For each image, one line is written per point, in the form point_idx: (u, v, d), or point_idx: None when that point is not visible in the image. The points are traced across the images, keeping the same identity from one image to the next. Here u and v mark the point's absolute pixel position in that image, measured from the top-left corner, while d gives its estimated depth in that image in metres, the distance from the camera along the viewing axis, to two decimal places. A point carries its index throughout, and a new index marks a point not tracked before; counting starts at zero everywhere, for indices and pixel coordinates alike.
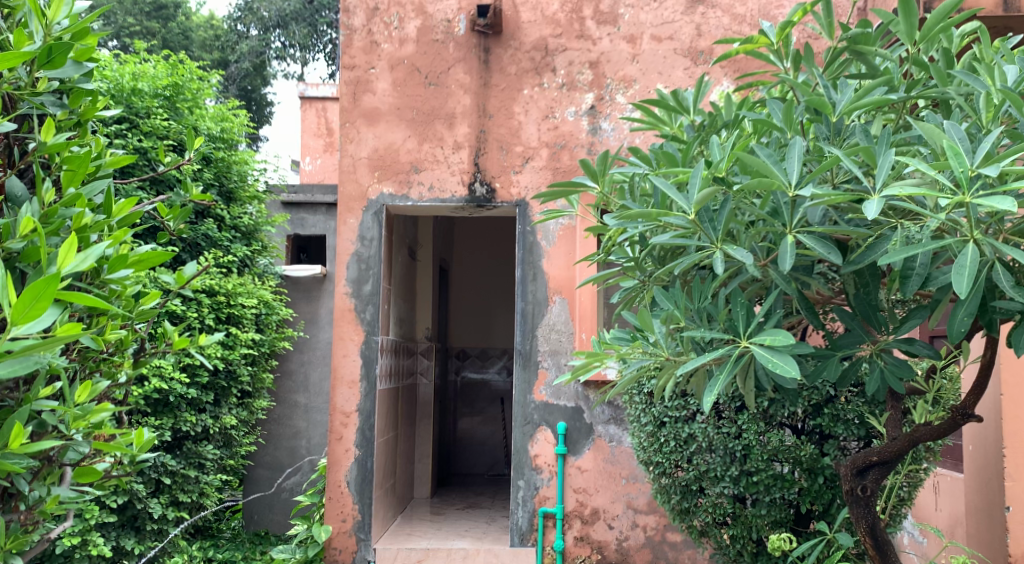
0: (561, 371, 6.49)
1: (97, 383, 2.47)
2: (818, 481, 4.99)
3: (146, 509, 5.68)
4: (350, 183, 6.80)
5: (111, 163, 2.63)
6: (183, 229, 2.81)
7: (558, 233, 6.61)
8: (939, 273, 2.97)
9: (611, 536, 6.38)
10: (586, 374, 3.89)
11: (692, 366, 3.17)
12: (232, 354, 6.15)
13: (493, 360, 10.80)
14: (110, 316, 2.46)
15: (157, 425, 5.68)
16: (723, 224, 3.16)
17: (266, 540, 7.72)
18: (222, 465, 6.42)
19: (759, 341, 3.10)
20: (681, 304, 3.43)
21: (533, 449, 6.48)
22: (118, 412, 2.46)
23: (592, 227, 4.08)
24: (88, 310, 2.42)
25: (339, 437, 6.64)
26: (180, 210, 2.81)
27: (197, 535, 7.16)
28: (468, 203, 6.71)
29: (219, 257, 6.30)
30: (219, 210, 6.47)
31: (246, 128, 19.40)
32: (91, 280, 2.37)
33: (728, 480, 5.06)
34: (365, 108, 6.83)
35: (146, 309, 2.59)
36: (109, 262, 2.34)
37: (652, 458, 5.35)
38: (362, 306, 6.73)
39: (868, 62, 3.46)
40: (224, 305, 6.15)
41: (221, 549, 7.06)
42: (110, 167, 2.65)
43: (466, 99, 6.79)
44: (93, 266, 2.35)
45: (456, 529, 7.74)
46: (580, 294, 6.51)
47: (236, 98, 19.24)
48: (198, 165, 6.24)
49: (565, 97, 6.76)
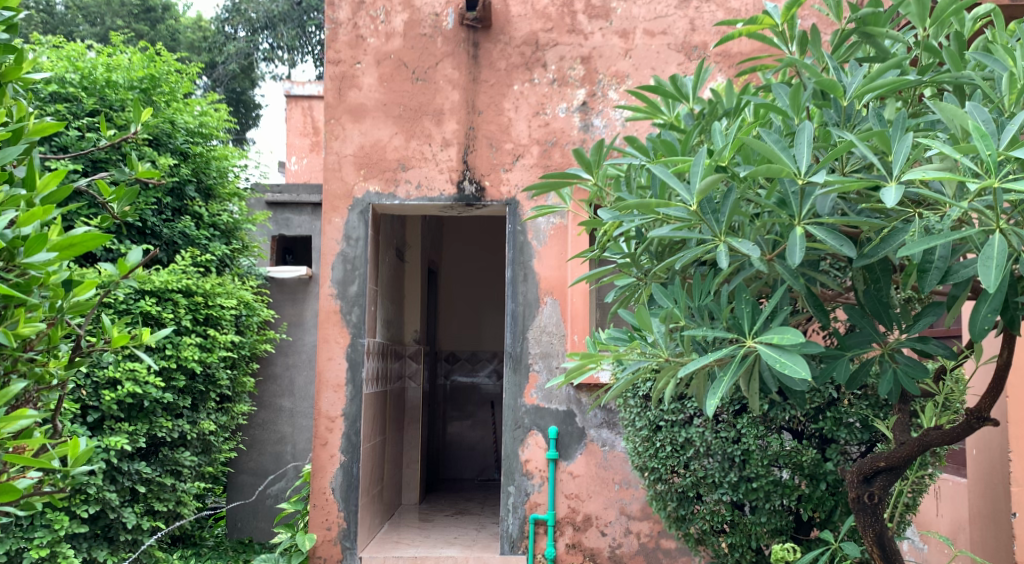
0: (553, 374, 6.27)
1: (15, 386, 2.18)
2: (821, 487, 4.78)
3: (119, 519, 5.44)
4: (335, 180, 6.58)
5: (37, 131, 2.37)
6: (127, 212, 2.61)
7: (549, 232, 6.39)
8: (961, 268, 2.78)
9: (604, 544, 6.17)
10: (580, 375, 3.66)
11: (693, 366, 2.98)
12: (210, 356, 5.86)
13: (483, 363, 10.60)
14: (27, 309, 2.24)
15: (130, 431, 5.42)
16: (726, 215, 2.96)
17: (250, 548, 7.48)
18: (200, 473, 6.18)
19: (764, 339, 2.90)
20: (681, 302, 3.25)
21: (524, 455, 6.27)
22: (37, 420, 2.13)
23: (586, 222, 3.88)
24: (4, 301, 2.18)
25: (323, 442, 6.40)
26: (124, 190, 2.60)
27: (180, 542, 6.93)
28: (457, 202, 6.50)
29: (197, 256, 6.02)
30: (197, 206, 6.19)
31: (232, 130, 18.99)
32: (7, 264, 2.16)
33: (727, 485, 4.86)
34: (350, 104, 6.61)
35: (80, 300, 2.43)
36: (24, 245, 2.12)
37: (647, 464, 5.15)
38: (347, 307, 6.50)
39: (878, 45, 3.25)
40: (201, 306, 5.86)
41: (204, 558, 6.82)
42: (36, 137, 2.43)
43: (454, 95, 6.57)
44: (8, 248, 2.13)
45: (445, 536, 7.52)
46: (572, 295, 6.30)
47: (224, 99, 18.89)
48: (174, 161, 5.96)
49: (556, 93, 6.56)
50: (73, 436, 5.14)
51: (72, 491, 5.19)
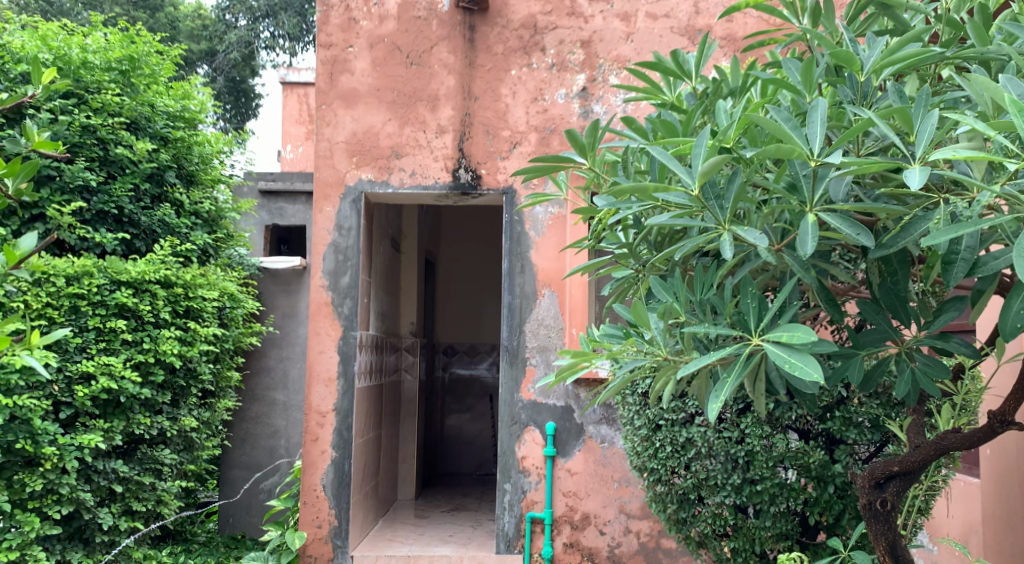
0: (550, 369, 6.02)
1: None
2: (828, 490, 4.54)
3: (94, 520, 5.21)
4: (326, 168, 6.32)
5: None
6: (25, 189, 2.29)
7: (547, 222, 6.14)
8: (992, 259, 2.52)
9: (602, 543, 5.94)
10: (573, 375, 3.39)
11: (694, 367, 2.73)
12: (190, 350, 5.60)
13: (482, 356, 10.36)
14: None
15: (105, 428, 5.18)
16: (732, 201, 2.71)
17: (242, 544, 7.01)
18: (182, 471, 5.93)
19: (772, 337, 2.64)
20: (682, 296, 3.00)
21: (520, 451, 6.02)
22: None
23: (580, 209, 3.64)
24: None
25: (314, 438, 6.17)
26: (21, 164, 2.28)
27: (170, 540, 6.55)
28: (452, 190, 6.25)
29: (177, 245, 5.75)
30: (177, 193, 5.90)
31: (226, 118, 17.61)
32: None
33: (731, 488, 4.62)
34: (342, 89, 6.34)
35: None
36: None
37: (646, 464, 4.91)
38: (339, 299, 6.25)
39: (896, 16, 2.99)
40: (182, 298, 5.60)
41: (193, 556, 6.36)
42: None
43: (450, 80, 6.31)
44: None
45: (440, 533, 7.30)
46: (571, 288, 6.05)
47: (223, 89, 17.41)
48: (153, 145, 5.67)
49: (555, 78, 6.29)
50: (44, 434, 4.91)
51: (43, 491, 4.96)
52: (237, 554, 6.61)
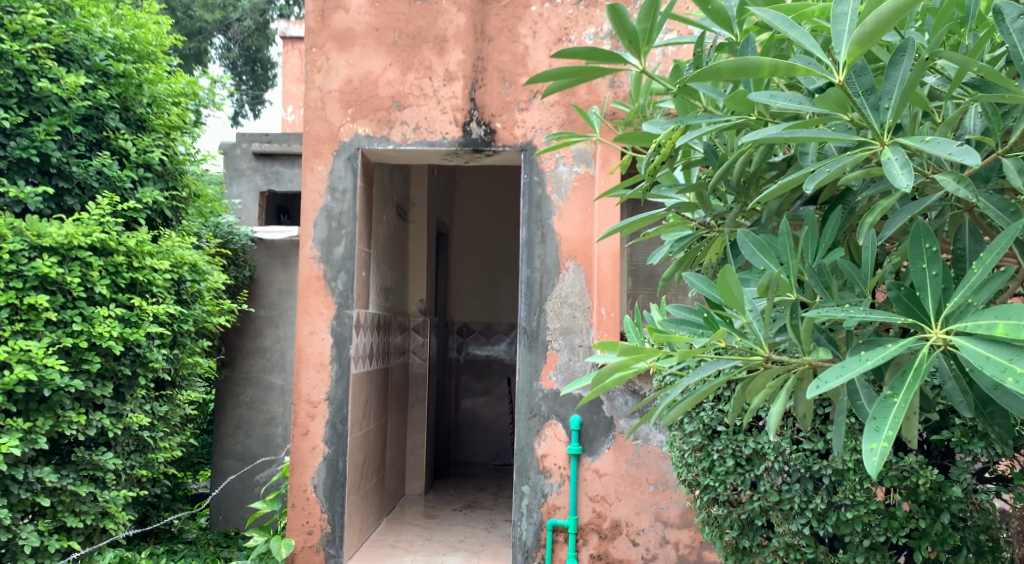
0: (576, 355, 4.95)
1: None
2: (941, 520, 3.24)
3: (15, 540, 4.20)
4: (316, 121, 5.24)
5: None
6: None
7: (572, 183, 5.03)
8: None
9: (636, 556, 4.87)
10: (619, 381, 2.30)
11: (831, 382, 1.73)
12: (134, 333, 4.58)
13: (498, 336, 9.30)
14: None
15: (24, 430, 4.17)
16: (898, 98, 1.77)
17: (235, 543, 5.87)
18: (134, 477, 4.90)
19: (979, 331, 1.74)
20: (794, 263, 1.98)
21: (539, 449, 4.94)
22: None
23: (631, 135, 2.60)
24: None
25: (303, 432, 5.12)
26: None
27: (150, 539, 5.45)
28: (462, 146, 5.16)
29: (118, 203, 4.70)
30: (121, 139, 4.82)
31: (239, 98, 14.03)
32: None
33: (811, 515, 3.42)
34: (335, 29, 5.24)
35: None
36: None
37: (699, 480, 3.75)
38: (332, 273, 5.18)
39: None
40: (124, 268, 4.57)
41: (174, 557, 5.23)
42: None
43: (460, 18, 5.20)
44: None
45: (449, 539, 6.26)
46: (600, 259, 4.95)
47: (240, 63, 13.86)
48: (88, 80, 4.60)
49: (582, 15, 5.18)
50: None
51: None
52: (225, 555, 5.49)
